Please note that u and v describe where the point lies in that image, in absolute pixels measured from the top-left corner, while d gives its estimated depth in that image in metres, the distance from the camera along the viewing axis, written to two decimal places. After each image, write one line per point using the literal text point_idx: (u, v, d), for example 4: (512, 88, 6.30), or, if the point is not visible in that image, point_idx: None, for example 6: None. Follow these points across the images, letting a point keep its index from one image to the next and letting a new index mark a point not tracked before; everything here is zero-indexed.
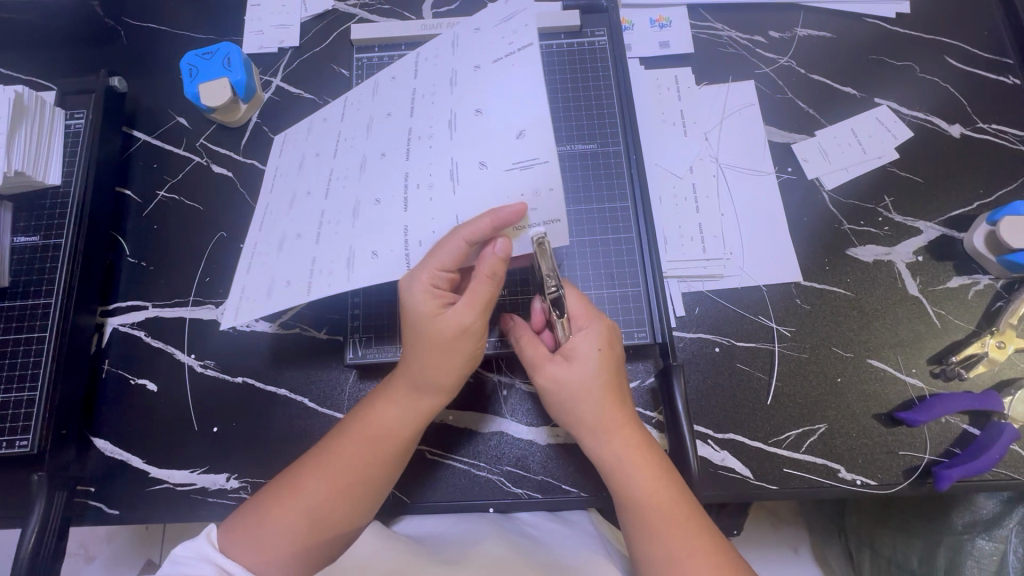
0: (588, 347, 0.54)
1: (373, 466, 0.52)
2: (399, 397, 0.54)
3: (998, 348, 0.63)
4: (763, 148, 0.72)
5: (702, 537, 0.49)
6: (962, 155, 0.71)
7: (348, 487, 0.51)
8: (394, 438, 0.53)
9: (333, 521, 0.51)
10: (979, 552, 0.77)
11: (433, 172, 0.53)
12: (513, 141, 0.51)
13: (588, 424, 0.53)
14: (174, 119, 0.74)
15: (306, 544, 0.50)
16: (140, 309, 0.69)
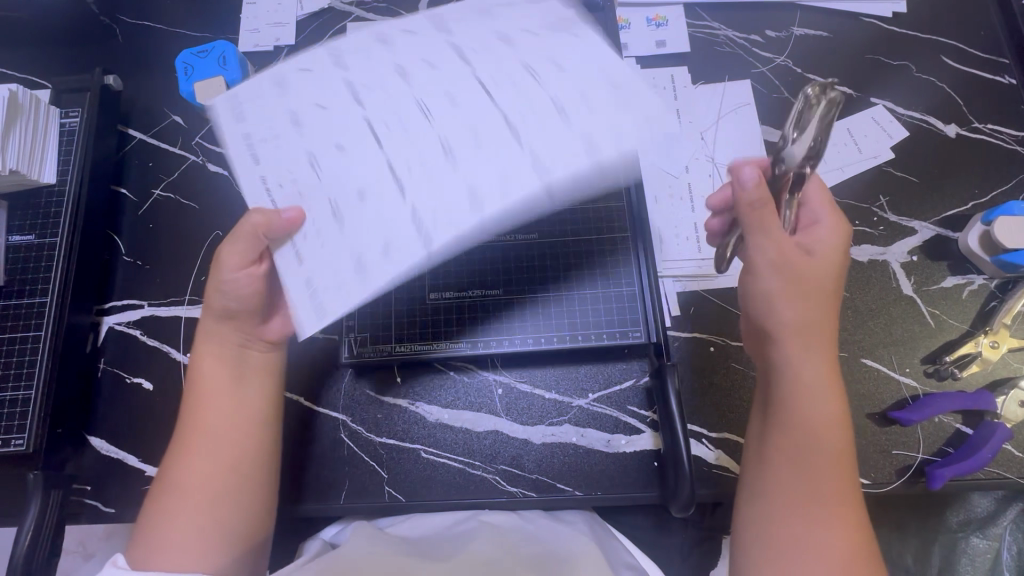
0: (822, 240, 0.52)
1: (215, 443, 0.54)
2: (208, 382, 0.56)
3: (991, 347, 0.63)
4: (759, 147, 0.72)
5: (838, 482, 0.47)
6: (958, 154, 0.71)
7: (203, 460, 0.53)
8: (195, 408, 0.55)
9: (204, 492, 0.52)
10: (973, 550, 0.81)
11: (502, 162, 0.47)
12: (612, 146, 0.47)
13: (806, 334, 0.50)
14: (170, 117, 0.75)
15: (178, 526, 0.50)
16: (137, 307, 0.69)
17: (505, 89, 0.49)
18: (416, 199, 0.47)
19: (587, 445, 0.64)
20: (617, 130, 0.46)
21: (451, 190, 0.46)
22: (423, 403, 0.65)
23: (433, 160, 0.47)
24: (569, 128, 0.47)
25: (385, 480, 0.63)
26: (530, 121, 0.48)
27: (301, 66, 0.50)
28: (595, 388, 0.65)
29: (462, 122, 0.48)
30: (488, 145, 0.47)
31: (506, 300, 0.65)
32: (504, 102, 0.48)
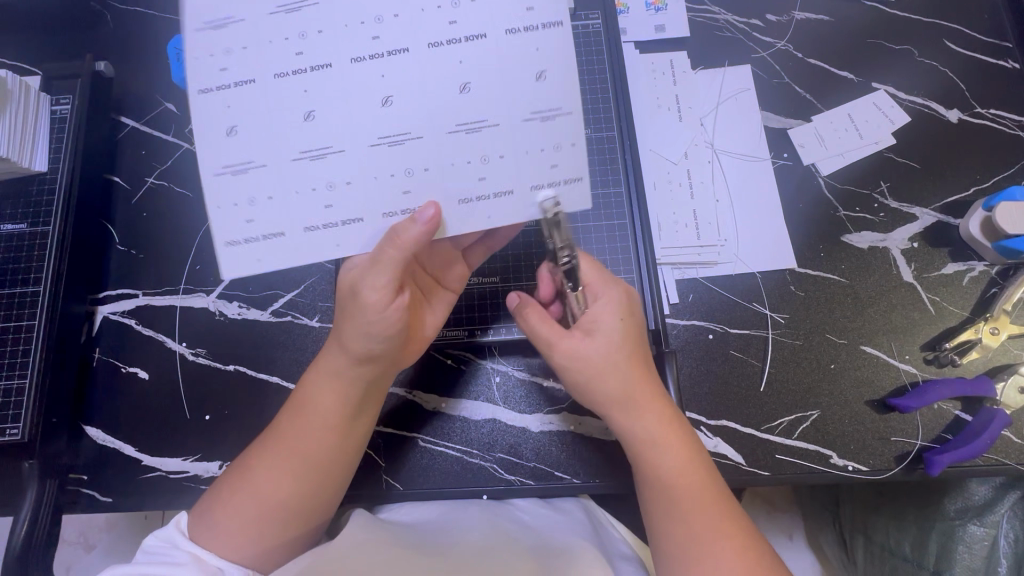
0: (607, 317, 0.53)
1: (312, 463, 0.51)
2: (327, 389, 0.52)
3: (992, 334, 0.63)
4: (759, 133, 0.71)
5: (709, 497, 0.50)
6: (960, 140, 0.71)
7: (296, 476, 0.51)
8: (316, 425, 0.52)
9: (292, 507, 0.51)
10: (971, 538, 0.80)
11: (516, 101, 0.45)
12: (534, 86, 0.45)
13: (624, 404, 0.52)
14: (163, 105, 0.74)
15: (260, 532, 0.50)
16: (131, 297, 0.68)
17: (508, 48, 0.44)
18: (505, 171, 0.46)
19: (586, 433, 0.63)
20: (505, 74, 0.44)
21: (537, 147, 0.46)
22: (421, 391, 0.65)
23: (494, 129, 0.45)
24: (493, 60, 0.44)
25: (381, 468, 0.63)
26: (433, 55, 0.44)
27: (231, 107, 0.44)
28: None
29: (448, 60, 0.44)
30: (484, 83, 0.45)
31: (503, 288, 0.67)
32: (517, 60, 0.45)
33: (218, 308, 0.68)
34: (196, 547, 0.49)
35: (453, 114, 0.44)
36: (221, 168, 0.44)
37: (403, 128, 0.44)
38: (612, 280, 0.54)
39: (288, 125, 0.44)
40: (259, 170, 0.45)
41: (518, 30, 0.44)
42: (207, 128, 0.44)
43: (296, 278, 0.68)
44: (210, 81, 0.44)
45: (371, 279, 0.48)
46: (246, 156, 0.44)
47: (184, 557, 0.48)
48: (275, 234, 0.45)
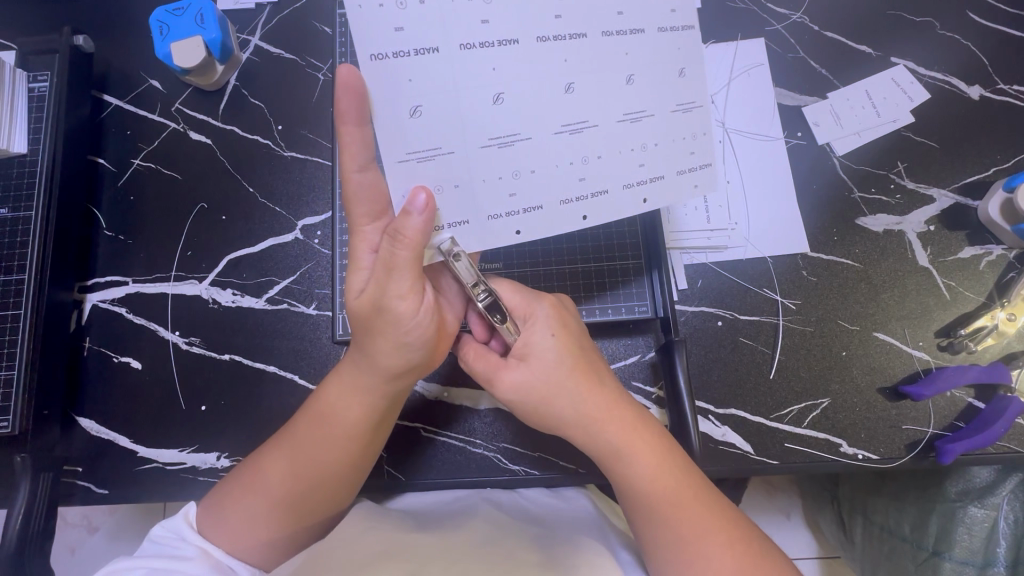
0: (540, 337, 0.51)
1: (330, 469, 0.50)
2: (342, 382, 0.50)
3: (1008, 321, 0.61)
4: (772, 112, 0.68)
5: (694, 496, 0.48)
6: (980, 118, 0.68)
7: (307, 482, 0.49)
8: (338, 435, 0.50)
9: (302, 507, 0.50)
10: (971, 520, 0.80)
11: (667, 94, 0.47)
12: (676, 80, 0.47)
13: (587, 425, 0.50)
14: (147, 83, 0.71)
15: (268, 532, 0.49)
16: (121, 284, 0.66)
17: (663, 43, 0.46)
18: (659, 158, 0.48)
19: None
20: (659, 69, 0.47)
21: (681, 138, 0.48)
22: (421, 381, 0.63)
23: (653, 121, 0.47)
24: (647, 55, 0.46)
25: (384, 458, 0.61)
26: (599, 47, 0.45)
27: (413, 81, 0.42)
28: None
29: (614, 52, 0.45)
30: (643, 75, 0.46)
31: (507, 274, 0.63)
32: (666, 55, 0.47)
33: (211, 296, 0.65)
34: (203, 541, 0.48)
35: (613, 99, 0.46)
36: (407, 154, 0.43)
37: (581, 117, 0.46)
38: (537, 297, 0.53)
39: (477, 110, 0.44)
40: (446, 157, 0.44)
41: (667, 28, 0.46)
42: (394, 105, 0.42)
43: (292, 265, 0.66)
44: (388, 46, 0.41)
45: (395, 287, 0.46)
46: (434, 142, 0.44)
47: (192, 551, 0.48)
48: (459, 222, 0.46)
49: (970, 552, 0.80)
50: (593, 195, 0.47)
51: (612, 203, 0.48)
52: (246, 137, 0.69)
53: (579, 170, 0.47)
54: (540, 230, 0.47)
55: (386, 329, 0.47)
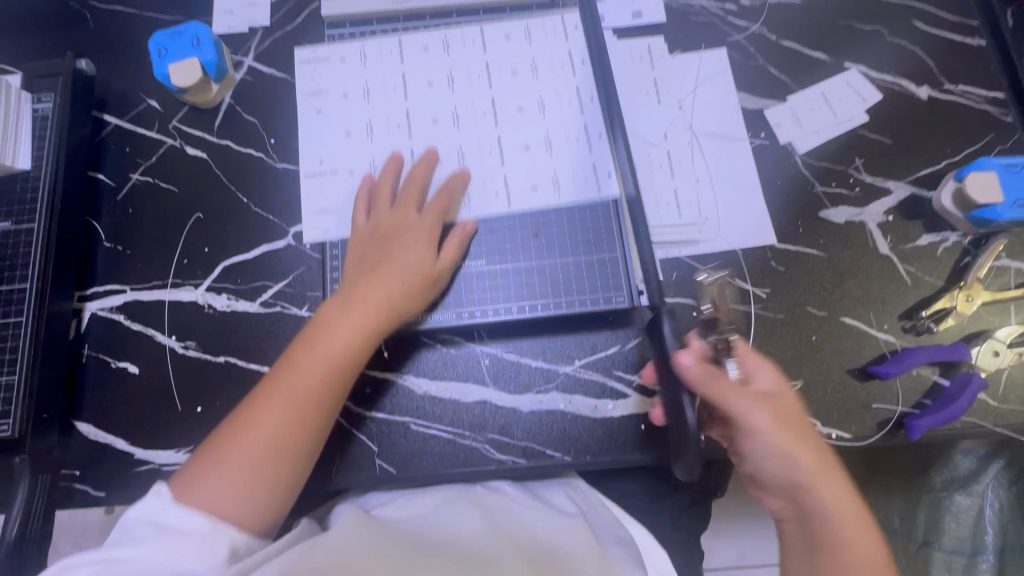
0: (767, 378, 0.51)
1: (314, 402, 0.54)
2: (337, 325, 0.57)
3: (966, 301, 0.65)
4: (735, 114, 0.73)
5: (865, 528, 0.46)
6: (930, 115, 0.73)
7: (299, 419, 0.53)
8: (326, 368, 0.55)
9: (293, 444, 0.53)
10: None
11: (540, 89, 0.71)
12: (535, 75, 0.71)
13: (796, 462, 0.47)
14: (146, 102, 0.75)
15: (258, 477, 0.51)
16: (118, 292, 0.68)
17: (525, 63, 0.72)
18: (551, 135, 0.69)
19: (575, 411, 0.64)
20: (529, 77, 0.71)
21: (574, 119, 0.69)
22: (410, 376, 0.65)
23: (535, 112, 0.70)
24: (501, 77, 0.71)
25: (375, 452, 0.63)
26: (427, 94, 0.72)
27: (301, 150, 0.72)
28: (581, 355, 0.65)
29: (490, 82, 0.71)
30: (515, 81, 0.71)
31: (489, 270, 0.66)
32: (534, 68, 0.71)
33: (207, 300, 0.68)
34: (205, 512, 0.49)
35: (506, 98, 0.71)
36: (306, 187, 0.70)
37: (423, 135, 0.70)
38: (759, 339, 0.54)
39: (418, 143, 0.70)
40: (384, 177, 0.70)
41: (509, 63, 0.72)
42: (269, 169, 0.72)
43: (285, 270, 0.69)
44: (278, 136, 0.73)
45: (403, 237, 0.62)
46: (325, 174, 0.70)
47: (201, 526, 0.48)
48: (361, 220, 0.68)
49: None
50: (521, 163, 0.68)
51: (560, 176, 0.68)
52: (240, 150, 0.73)
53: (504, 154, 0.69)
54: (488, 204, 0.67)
55: (387, 280, 0.60)
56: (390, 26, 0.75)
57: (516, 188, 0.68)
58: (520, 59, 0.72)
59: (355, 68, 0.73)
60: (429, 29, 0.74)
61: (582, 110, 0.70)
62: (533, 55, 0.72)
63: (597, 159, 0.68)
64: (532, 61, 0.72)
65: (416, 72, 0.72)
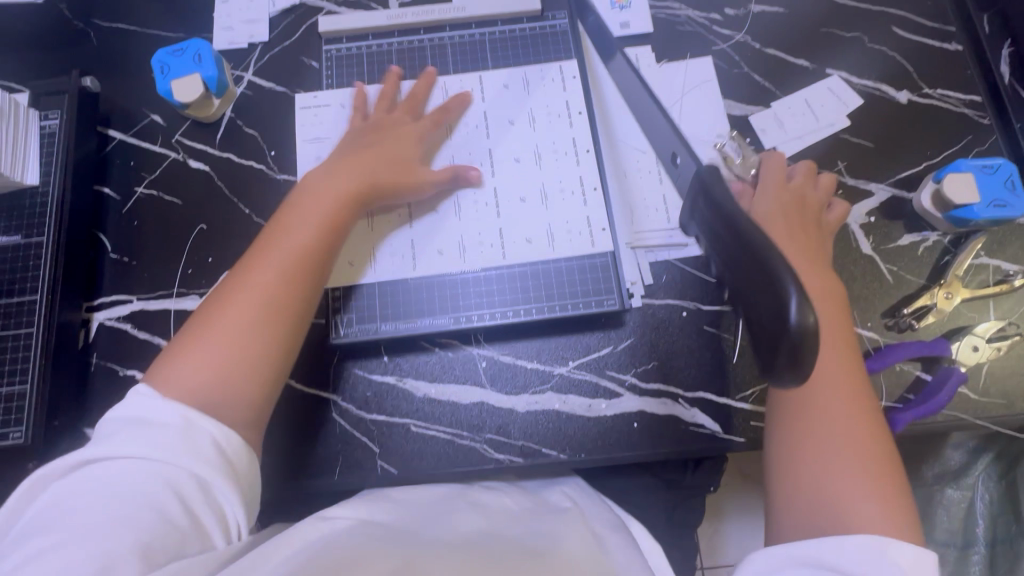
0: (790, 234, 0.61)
1: (301, 277, 0.57)
2: (253, 266, 0.57)
3: (946, 299, 0.67)
4: (721, 120, 0.75)
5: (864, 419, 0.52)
6: (910, 118, 0.75)
7: (253, 318, 0.54)
8: (311, 254, 0.59)
9: (251, 344, 0.54)
10: None
11: (542, 138, 0.73)
12: (537, 128, 0.73)
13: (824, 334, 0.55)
14: (149, 117, 0.77)
15: (241, 352, 0.53)
16: (125, 302, 0.70)
17: (528, 117, 0.73)
18: (551, 186, 0.71)
19: (570, 410, 0.66)
20: (530, 130, 0.73)
21: (572, 170, 0.71)
22: (409, 378, 0.67)
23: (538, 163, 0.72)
24: (504, 127, 0.73)
25: (377, 454, 0.65)
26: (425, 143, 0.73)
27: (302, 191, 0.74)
28: (575, 356, 0.67)
29: (491, 135, 0.73)
30: (516, 133, 0.73)
31: (484, 276, 0.69)
32: (535, 118, 0.73)
33: None
34: (159, 448, 0.47)
35: (508, 151, 0.72)
36: None
37: None
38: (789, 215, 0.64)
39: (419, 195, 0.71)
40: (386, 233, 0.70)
41: (512, 116, 0.74)
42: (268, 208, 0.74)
43: None
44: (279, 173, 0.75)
45: (334, 185, 0.63)
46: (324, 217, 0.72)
47: (171, 417, 0.48)
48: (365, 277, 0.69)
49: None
50: (521, 218, 0.70)
51: (555, 224, 0.70)
52: (242, 162, 0.75)
53: (503, 210, 0.70)
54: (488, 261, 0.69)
55: (311, 229, 0.60)
56: (386, 40, 0.77)
57: (507, 240, 0.69)
58: (521, 109, 0.74)
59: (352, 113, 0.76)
60: (423, 44, 0.77)
61: (580, 160, 0.72)
62: (533, 103, 0.74)
63: (595, 210, 0.70)
64: (536, 114, 0.73)
65: (388, 121, 0.73)
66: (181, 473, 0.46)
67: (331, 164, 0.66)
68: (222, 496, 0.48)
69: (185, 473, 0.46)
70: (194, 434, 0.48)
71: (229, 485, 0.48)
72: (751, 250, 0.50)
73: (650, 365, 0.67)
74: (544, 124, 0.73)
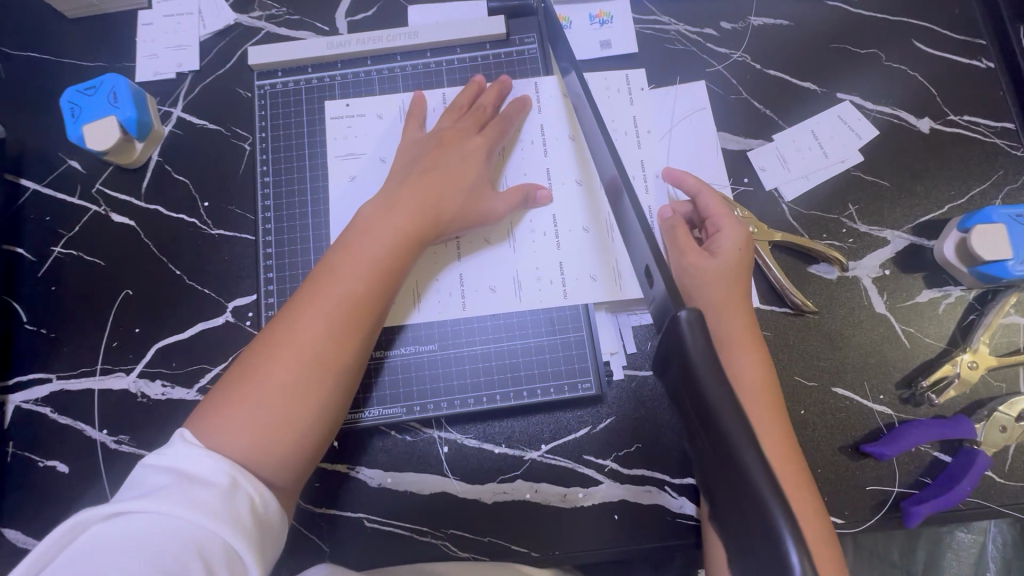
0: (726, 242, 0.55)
1: (359, 313, 0.50)
2: (351, 299, 0.50)
3: (971, 368, 0.59)
4: (715, 157, 0.65)
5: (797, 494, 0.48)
6: (932, 151, 0.65)
7: (309, 355, 0.48)
8: (367, 300, 0.51)
9: (311, 384, 0.47)
10: (958, 543, 0.79)
11: (548, 165, 0.64)
12: (545, 156, 0.64)
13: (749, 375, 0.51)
14: (65, 163, 0.68)
15: (283, 416, 0.46)
16: (44, 382, 0.63)
17: (535, 142, 0.65)
18: (561, 222, 0.63)
19: (543, 501, 0.59)
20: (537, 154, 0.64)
21: (580, 204, 0.63)
22: (361, 467, 0.59)
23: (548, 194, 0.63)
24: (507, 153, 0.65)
25: (327, 552, 0.58)
26: None
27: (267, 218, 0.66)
28: (548, 439, 0.60)
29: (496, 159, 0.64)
30: (521, 159, 0.64)
31: (442, 356, 0.61)
32: (542, 142, 0.65)
33: (140, 388, 0.62)
34: (195, 507, 0.39)
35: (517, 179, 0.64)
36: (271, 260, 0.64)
37: None
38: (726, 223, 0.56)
39: None
40: None
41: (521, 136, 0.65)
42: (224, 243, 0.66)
43: (224, 350, 0.63)
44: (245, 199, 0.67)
45: (380, 217, 0.54)
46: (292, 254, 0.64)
47: (221, 476, 0.41)
48: None
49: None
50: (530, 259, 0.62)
51: (565, 267, 0.61)
52: (172, 215, 0.66)
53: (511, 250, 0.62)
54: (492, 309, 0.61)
55: (368, 255, 0.52)
56: (328, 71, 0.68)
57: (526, 285, 0.61)
58: (528, 128, 0.65)
59: (339, 131, 0.66)
60: (371, 76, 0.68)
61: (592, 191, 0.63)
62: (540, 124, 0.65)
63: (568, 259, 0.62)
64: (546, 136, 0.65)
65: (368, 146, 0.66)
66: (205, 540, 0.38)
67: (387, 195, 0.57)
68: (246, 568, 0.39)
69: (209, 540, 0.38)
70: (235, 496, 0.41)
71: (258, 554, 0.40)
72: (706, 422, 0.33)
73: (632, 448, 0.59)
74: (550, 151, 0.64)
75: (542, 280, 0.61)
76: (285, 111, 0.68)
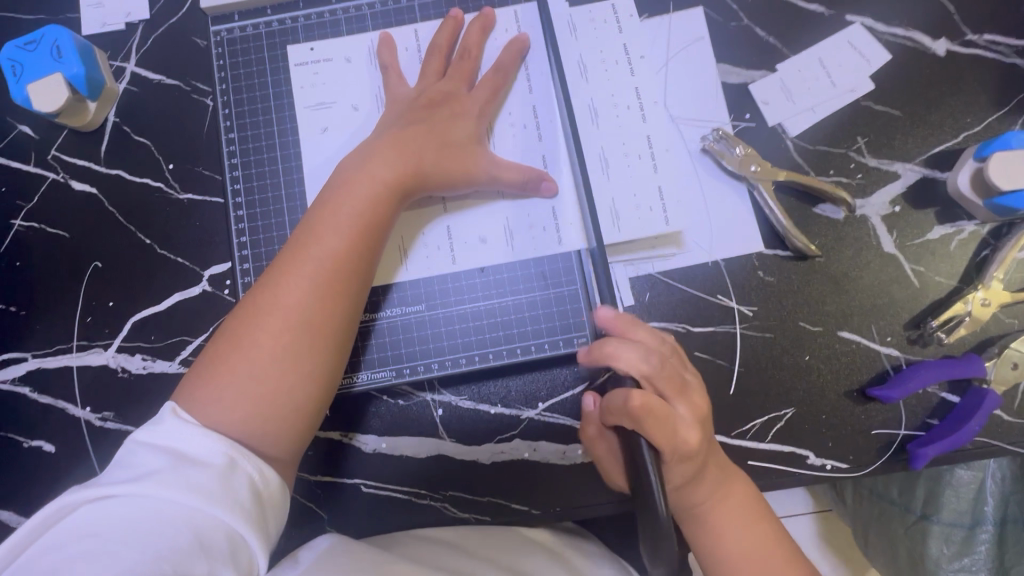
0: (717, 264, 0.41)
1: (349, 273, 0.47)
2: (339, 257, 0.47)
3: (983, 306, 0.56)
4: (714, 91, 0.61)
5: None
6: (949, 75, 0.61)
7: (300, 317, 0.45)
8: (355, 259, 0.48)
9: (303, 348, 0.45)
10: (958, 481, 0.79)
11: (536, 104, 0.59)
12: (532, 95, 0.60)
13: None
14: (15, 128, 0.63)
15: (278, 383, 0.44)
16: (20, 361, 0.60)
17: (521, 79, 0.60)
18: (553, 167, 0.59)
19: (541, 459, 0.57)
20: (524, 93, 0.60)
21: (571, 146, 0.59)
22: (355, 433, 0.58)
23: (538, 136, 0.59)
24: None
25: (325, 519, 0.57)
26: None
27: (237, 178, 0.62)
28: (546, 395, 0.58)
29: None
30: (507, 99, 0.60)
31: (431, 316, 0.58)
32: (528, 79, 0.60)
33: (120, 364, 0.60)
34: (190, 490, 0.36)
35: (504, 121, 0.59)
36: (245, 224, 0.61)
37: None
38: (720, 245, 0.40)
39: None
40: None
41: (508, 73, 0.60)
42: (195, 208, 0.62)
43: (204, 321, 0.60)
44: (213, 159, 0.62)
45: (360, 170, 0.51)
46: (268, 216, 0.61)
47: (216, 456, 0.38)
48: None
49: (955, 513, 0.80)
50: (520, 210, 0.58)
51: (558, 215, 0.58)
52: (136, 180, 0.62)
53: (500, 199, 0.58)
54: (482, 263, 0.58)
55: (353, 211, 0.49)
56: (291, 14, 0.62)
57: (517, 235, 0.58)
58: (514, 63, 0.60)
59: (307, 80, 0.61)
60: (337, 17, 0.62)
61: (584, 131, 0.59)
62: (525, 59, 0.60)
63: (558, 201, 0.58)
64: (532, 73, 0.60)
65: (338, 95, 0.61)
66: (205, 525, 0.36)
67: (362, 149, 0.53)
68: (250, 554, 0.37)
69: (210, 525, 0.36)
70: (234, 478, 0.38)
71: (260, 536, 0.38)
72: None
73: None
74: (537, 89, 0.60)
75: (533, 230, 0.58)
76: (245, 60, 0.62)
